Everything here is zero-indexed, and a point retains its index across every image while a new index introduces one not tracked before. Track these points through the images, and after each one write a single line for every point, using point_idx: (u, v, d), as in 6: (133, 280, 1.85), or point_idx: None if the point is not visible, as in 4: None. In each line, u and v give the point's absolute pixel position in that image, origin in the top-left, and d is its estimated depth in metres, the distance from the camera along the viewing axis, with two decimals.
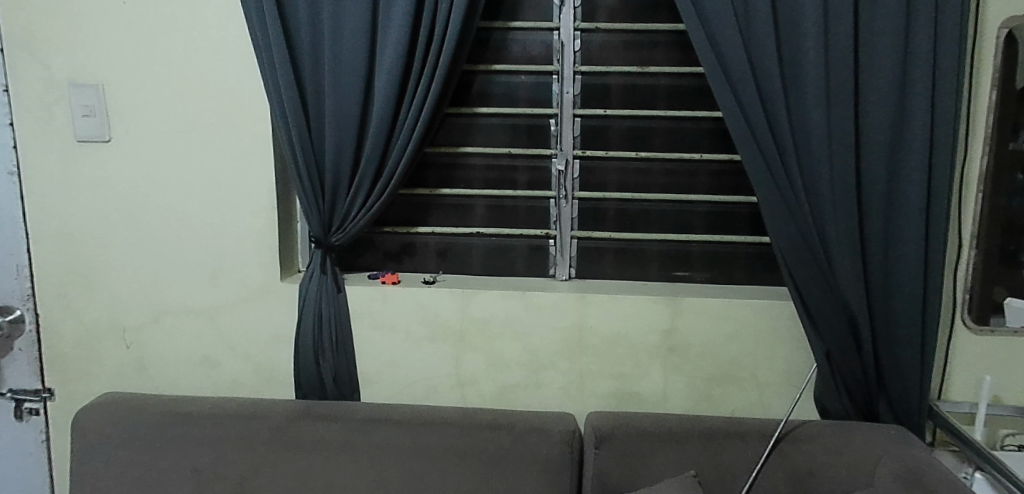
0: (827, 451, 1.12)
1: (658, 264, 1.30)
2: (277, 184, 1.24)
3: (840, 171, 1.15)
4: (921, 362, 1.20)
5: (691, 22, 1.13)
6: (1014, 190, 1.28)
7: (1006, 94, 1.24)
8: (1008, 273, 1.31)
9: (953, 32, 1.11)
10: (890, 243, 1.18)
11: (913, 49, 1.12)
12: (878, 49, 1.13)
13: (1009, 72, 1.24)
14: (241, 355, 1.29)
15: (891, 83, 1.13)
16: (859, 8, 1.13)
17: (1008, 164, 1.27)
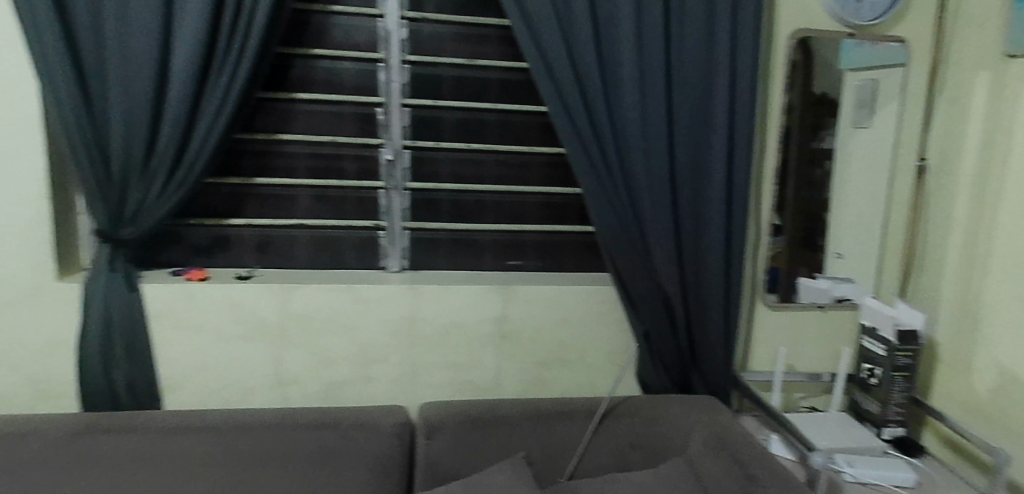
0: (645, 425, 1.26)
1: (492, 253, 1.33)
2: (50, 169, 1.11)
3: (655, 163, 1.23)
4: (726, 336, 1.35)
5: (515, 18, 1.15)
6: (810, 185, 1.57)
7: (799, 100, 1.52)
8: (803, 254, 1.59)
9: (750, 36, 1.22)
10: (701, 229, 1.30)
11: (717, 49, 1.22)
12: (685, 52, 1.22)
13: (804, 79, 1.52)
14: (9, 367, 1.15)
15: (696, 82, 1.23)
16: (669, 13, 1.21)
17: (806, 158, 1.55)
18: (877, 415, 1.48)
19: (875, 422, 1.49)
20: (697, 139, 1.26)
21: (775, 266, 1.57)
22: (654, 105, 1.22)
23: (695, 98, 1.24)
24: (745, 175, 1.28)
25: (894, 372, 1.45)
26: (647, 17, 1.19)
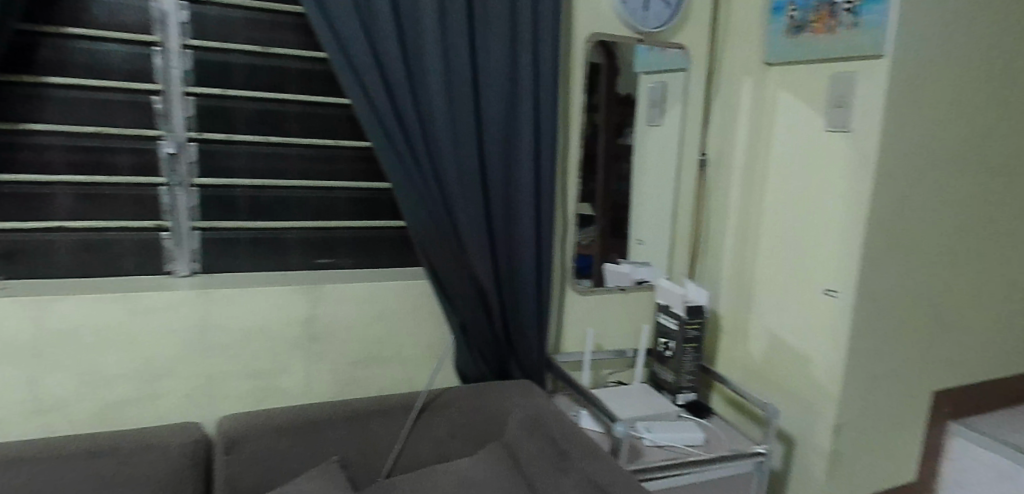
0: (464, 414, 1.34)
1: (299, 251, 1.33)
2: None
3: (465, 160, 1.33)
4: (540, 315, 1.48)
5: (317, 21, 1.15)
6: (617, 179, 1.72)
7: (602, 100, 1.66)
8: (616, 242, 1.75)
9: (551, 41, 1.36)
10: (513, 217, 1.42)
11: (520, 54, 1.35)
12: (490, 60, 1.32)
13: (607, 82, 1.66)
14: None
15: (502, 83, 1.34)
16: (473, 18, 1.30)
17: (614, 155, 1.70)
18: (671, 383, 1.66)
19: (670, 389, 1.66)
20: (506, 141, 1.38)
21: (583, 254, 1.69)
22: (462, 111, 1.31)
23: (503, 99, 1.35)
24: (551, 169, 1.43)
25: (684, 344, 1.63)
26: (452, 22, 1.27)
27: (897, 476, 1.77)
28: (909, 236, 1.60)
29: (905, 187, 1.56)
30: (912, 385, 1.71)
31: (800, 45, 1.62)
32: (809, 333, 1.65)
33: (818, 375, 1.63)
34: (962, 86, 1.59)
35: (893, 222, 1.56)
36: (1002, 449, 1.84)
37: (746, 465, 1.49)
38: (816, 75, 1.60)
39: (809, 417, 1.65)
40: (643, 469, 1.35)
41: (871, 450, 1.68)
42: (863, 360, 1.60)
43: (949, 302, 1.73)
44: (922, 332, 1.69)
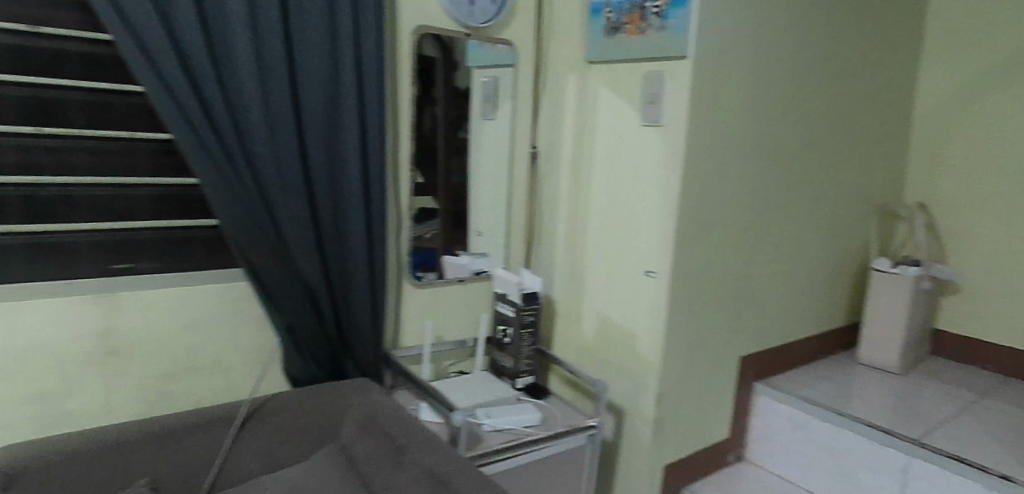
0: (294, 420, 1.31)
1: (91, 258, 1.28)
2: None
3: (285, 158, 1.31)
4: (375, 311, 1.51)
5: (104, 8, 1.07)
6: (457, 172, 1.74)
7: (440, 93, 1.67)
8: (457, 235, 1.77)
9: (373, 40, 1.39)
10: (341, 216, 1.43)
11: (341, 52, 1.36)
12: (309, 56, 1.33)
13: (444, 76, 1.68)
14: None
15: (322, 82, 1.35)
16: (288, 15, 1.29)
17: (453, 149, 1.72)
18: (511, 369, 1.71)
19: (510, 375, 1.71)
20: (331, 137, 1.40)
21: (425, 247, 1.71)
22: (279, 108, 1.29)
23: (324, 98, 1.37)
24: (380, 167, 1.46)
25: (522, 329, 1.68)
26: (264, 17, 1.24)
27: (712, 434, 1.97)
28: (715, 220, 1.78)
29: (710, 176, 1.73)
30: (722, 353, 1.92)
31: (616, 45, 1.73)
32: (631, 313, 1.79)
33: (643, 351, 1.76)
34: (754, 85, 1.80)
35: (701, 208, 1.73)
36: (797, 403, 1.99)
37: (579, 439, 1.59)
38: (630, 72, 1.73)
39: (635, 389, 1.79)
40: (480, 454, 1.39)
41: (689, 414, 1.85)
42: (679, 334, 1.75)
43: (750, 277, 1.95)
44: (729, 305, 1.90)
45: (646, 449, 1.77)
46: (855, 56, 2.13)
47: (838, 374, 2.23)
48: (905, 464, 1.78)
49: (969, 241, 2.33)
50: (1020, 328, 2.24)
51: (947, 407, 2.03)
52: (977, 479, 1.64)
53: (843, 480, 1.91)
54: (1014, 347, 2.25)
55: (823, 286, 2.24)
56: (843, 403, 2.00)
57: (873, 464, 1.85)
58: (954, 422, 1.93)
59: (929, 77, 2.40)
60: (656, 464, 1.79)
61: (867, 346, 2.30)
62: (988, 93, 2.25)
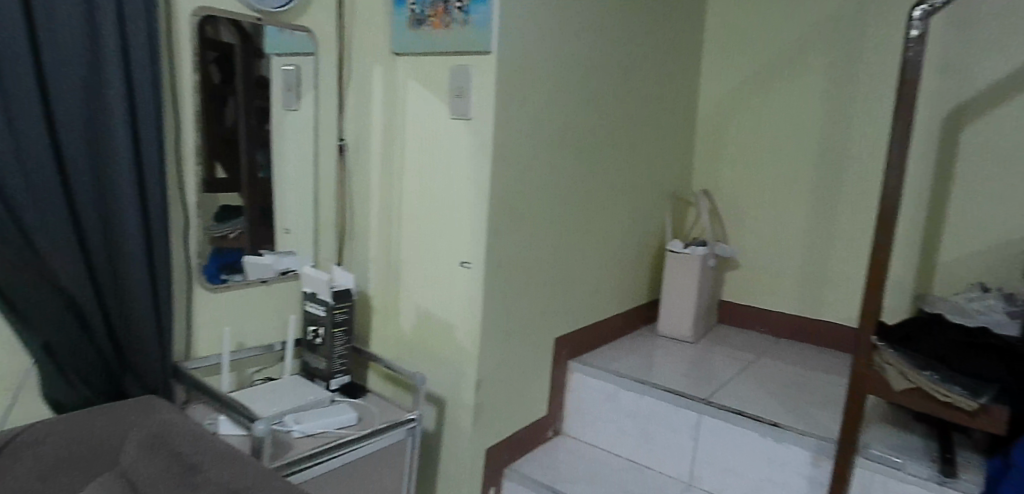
0: (58, 449, 1.17)
1: None
2: None
3: (34, 158, 1.18)
4: (158, 320, 1.42)
5: None
6: (259, 166, 1.65)
7: (239, 82, 1.58)
8: (262, 234, 1.68)
9: (140, 28, 1.30)
10: (111, 219, 1.32)
11: (102, 41, 1.25)
12: (61, 45, 1.20)
13: (244, 64, 1.59)
14: None
15: (79, 73, 1.24)
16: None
17: (254, 142, 1.63)
18: (324, 370, 1.65)
19: (323, 376, 1.65)
20: (94, 129, 1.28)
21: (230, 248, 1.61)
22: (20, 94, 1.15)
23: (83, 90, 1.25)
24: (158, 170, 1.37)
25: (334, 328, 1.63)
26: None
27: (531, 413, 2.06)
28: (524, 210, 1.86)
29: (517, 169, 1.80)
30: (537, 335, 2.01)
31: (419, 37, 1.74)
32: (445, 304, 1.82)
33: (461, 340, 1.80)
34: (555, 81, 1.90)
35: (510, 199, 1.79)
36: (606, 376, 2.16)
37: (400, 433, 1.59)
38: (436, 66, 1.74)
39: (454, 379, 1.82)
40: (288, 462, 1.33)
41: (508, 396, 1.93)
42: (495, 321, 1.81)
43: (560, 261, 2.06)
44: (541, 290, 2.00)
45: (467, 434, 1.81)
46: (646, 57, 2.34)
47: (642, 346, 2.44)
48: (697, 421, 2.01)
49: (744, 221, 2.67)
50: (784, 295, 2.62)
51: (729, 367, 2.32)
52: (753, 428, 1.91)
53: (647, 442, 2.10)
54: (781, 312, 2.63)
55: (626, 267, 2.45)
56: (646, 373, 2.20)
57: (672, 424, 2.06)
58: (735, 380, 2.21)
59: (708, 78, 2.70)
60: (478, 448, 1.84)
61: (666, 319, 2.54)
62: (753, 93, 2.59)
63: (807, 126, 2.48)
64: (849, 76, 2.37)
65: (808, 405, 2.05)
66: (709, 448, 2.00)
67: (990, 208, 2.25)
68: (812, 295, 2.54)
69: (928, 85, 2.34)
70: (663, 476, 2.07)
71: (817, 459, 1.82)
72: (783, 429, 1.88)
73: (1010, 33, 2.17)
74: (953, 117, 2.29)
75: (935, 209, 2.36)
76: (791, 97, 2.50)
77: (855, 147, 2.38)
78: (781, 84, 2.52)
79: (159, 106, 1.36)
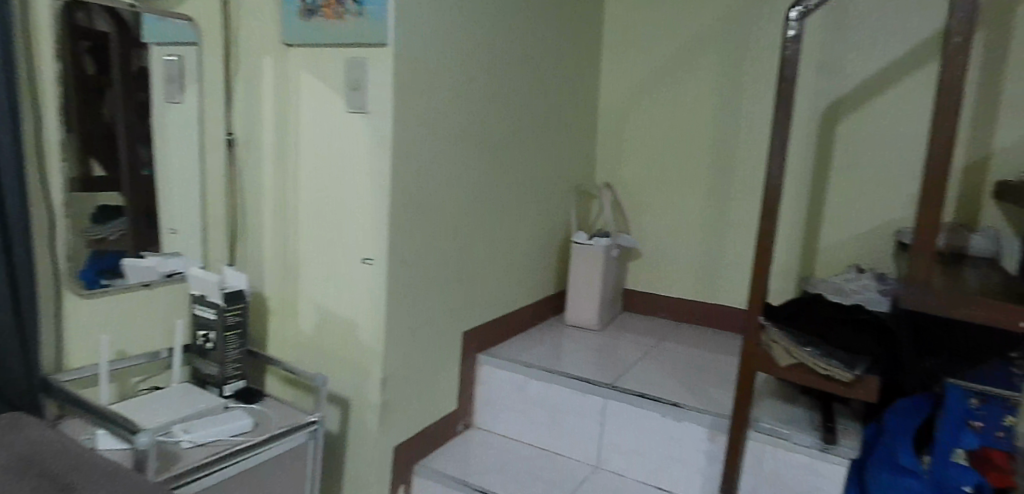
0: None
1: None
2: None
3: None
4: (20, 331, 1.31)
5: None
6: (136, 163, 1.56)
7: (116, 72, 1.50)
8: (141, 235, 1.59)
9: None
10: None
11: None
12: None
13: (120, 53, 1.50)
14: None
15: None
16: None
17: (131, 137, 1.55)
18: (217, 376, 1.59)
19: (216, 383, 1.59)
20: None
21: (109, 250, 1.51)
22: None
23: None
24: (14, 165, 1.26)
25: (226, 332, 1.56)
26: None
27: (439, 409, 2.06)
28: (427, 205, 1.85)
29: (419, 163, 1.79)
30: (444, 330, 2.01)
31: (310, 27, 1.68)
32: (347, 302, 1.78)
33: (363, 338, 1.76)
34: (455, 75, 1.90)
35: (412, 193, 1.77)
36: (514, 367, 2.19)
37: (300, 437, 1.54)
38: (330, 58, 1.70)
39: (358, 378, 1.79)
40: (176, 475, 1.26)
41: (415, 392, 1.91)
42: (400, 317, 1.79)
43: (465, 255, 2.06)
44: (447, 284, 1.99)
45: (373, 433, 1.78)
46: (546, 52, 2.38)
47: (550, 336, 2.49)
48: (603, 406, 2.08)
49: (644, 213, 2.78)
50: (682, 281, 2.75)
51: (634, 353, 2.41)
52: (655, 409, 2.00)
53: (556, 430, 2.15)
54: (680, 298, 2.76)
55: (532, 259, 2.49)
56: (554, 362, 2.25)
57: (579, 410, 2.11)
58: (639, 364, 2.30)
59: (608, 74, 2.79)
60: (385, 447, 1.81)
61: (572, 309, 2.61)
62: (651, 89, 2.69)
63: (701, 120, 2.60)
64: (736, 74, 2.51)
65: (705, 384, 2.16)
66: (615, 431, 2.07)
67: (861, 196, 2.45)
68: (708, 281, 2.68)
69: (807, 83, 2.52)
70: (572, 461, 2.13)
71: (713, 435, 1.92)
72: (683, 408, 1.97)
73: (875, 35, 2.37)
74: (828, 111, 2.48)
75: (814, 197, 2.55)
76: (685, 93, 2.62)
77: (743, 140, 2.53)
78: (675, 80, 2.64)
79: (14, 95, 1.25)
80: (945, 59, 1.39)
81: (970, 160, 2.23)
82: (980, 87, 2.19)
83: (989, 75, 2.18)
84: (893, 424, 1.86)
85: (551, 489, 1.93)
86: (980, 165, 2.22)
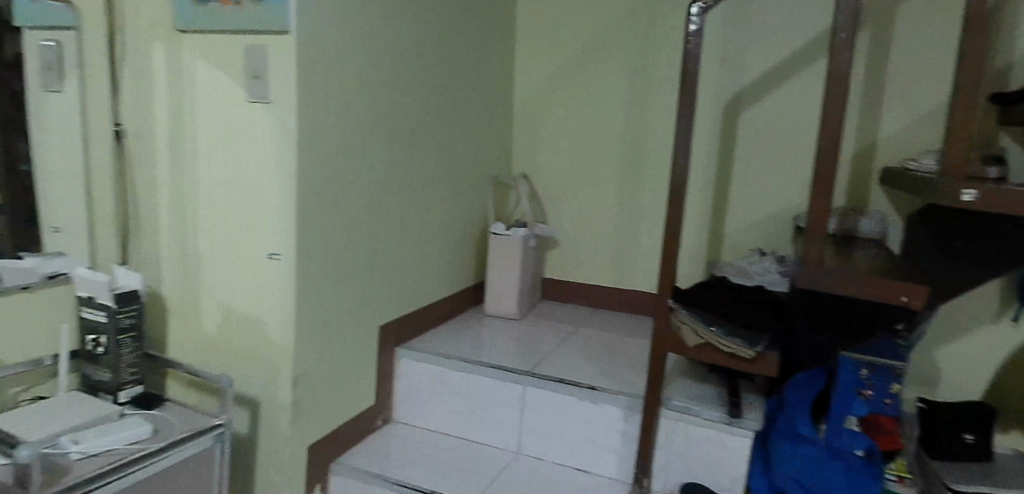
0: None
1: None
2: None
3: None
4: None
5: None
6: (9, 155, 1.45)
7: None
8: (17, 232, 1.48)
9: None
10: None
11: None
12: None
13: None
14: None
15: None
16: None
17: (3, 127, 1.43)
18: (109, 382, 1.50)
19: (109, 390, 1.49)
20: None
21: None
22: None
23: None
24: None
25: (119, 335, 1.47)
26: None
27: (356, 405, 2.03)
28: (338, 197, 1.81)
29: (327, 155, 1.74)
30: (358, 325, 1.97)
31: (207, 14, 1.61)
32: (255, 299, 1.72)
33: (273, 336, 1.71)
34: (363, 65, 1.86)
35: (321, 186, 1.73)
36: (432, 359, 2.18)
37: (205, 441, 1.48)
38: (229, 46, 1.63)
39: (269, 378, 1.74)
40: (66, 486, 1.18)
41: (329, 390, 1.87)
42: (311, 313, 1.74)
43: (379, 249, 2.04)
44: (361, 278, 1.96)
45: (285, 434, 1.73)
46: (457, 43, 2.37)
47: (470, 327, 2.50)
48: (522, 394, 2.10)
49: (560, 203, 2.83)
50: (598, 269, 2.82)
51: (552, 340, 2.45)
52: (573, 393, 2.05)
53: (476, 420, 2.16)
54: (597, 285, 2.84)
55: (449, 251, 2.48)
56: (474, 352, 2.25)
57: (499, 399, 2.13)
58: (557, 351, 2.35)
59: (523, 65, 2.81)
60: (299, 447, 1.77)
61: (492, 299, 2.63)
62: (565, 81, 2.74)
63: (612, 112, 2.67)
64: (645, 67, 2.59)
65: (619, 367, 2.23)
66: (534, 418, 2.10)
67: (762, 183, 2.60)
68: (623, 268, 2.77)
69: (711, 76, 2.63)
70: (493, 449, 2.15)
71: (628, 415, 1.99)
72: (599, 391, 2.03)
73: (771, 31, 2.51)
74: (731, 103, 2.61)
75: (719, 185, 2.68)
76: (597, 85, 2.68)
77: (652, 131, 2.62)
78: (587, 72, 2.69)
79: None
80: (833, 55, 1.50)
81: (858, 149, 2.40)
82: (864, 81, 2.37)
83: (872, 70, 2.35)
84: (793, 399, 1.96)
85: (472, 478, 1.94)
86: (866, 153, 2.39)
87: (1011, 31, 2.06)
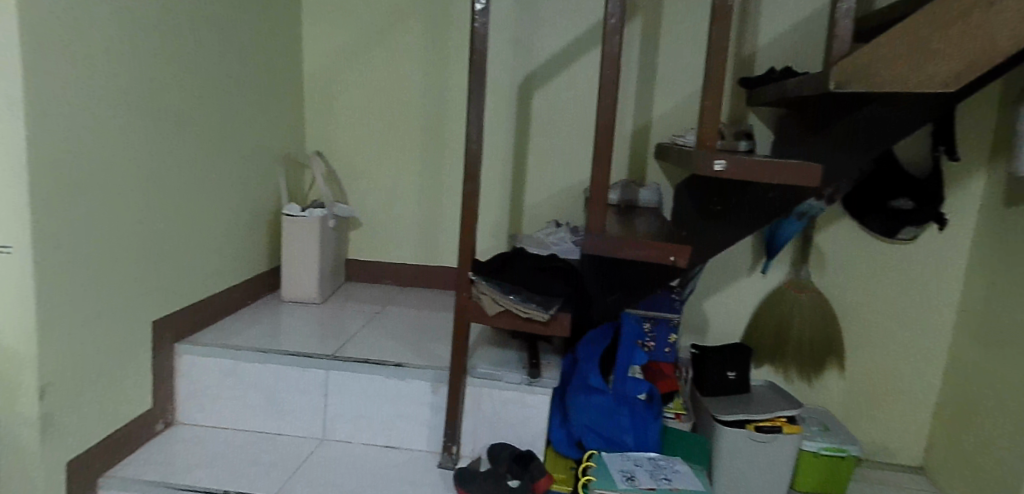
0: None
1: None
2: None
3: None
4: None
5: None
6: None
7: None
8: None
9: None
10: None
11: None
12: None
13: None
14: None
15: None
16: None
17: None
18: None
19: None
20: None
21: None
22: None
23: None
24: None
25: None
26: None
27: (129, 411, 1.83)
28: (88, 179, 1.59)
29: (71, 131, 1.52)
30: (126, 323, 1.77)
31: None
32: None
33: (9, 342, 1.47)
34: (114, 30, 1.65)
35: (64, 167, 1.51)
36: (218, 352, 2.03)
37: None
38: None
39: (7, 389, 1.49)
40: None
41: (93, 397, 1.67)
42: (60, 311, 1.53)
43: (148, 236, 1.84)
44: (125, 270, 1.75)
45: (36, 452, 1.51)
46: (232, 11, 2.20)
47: (265, 315, 2.36)
48: (325, 378, 2.04)
49: (359, 182, 2.77)
50: (402, 248, 2.82)
51: (356, 321, 2.41)
52: (377, 372, 2.03)
53: (275, 411, 2.06)
54: (402, 263, 2.84)
55: (235, 236, 2.32)
56: (269, 341, 2.13)
57: (300, 387, 2.05)
58: (361, 332, 2.31)
59: (312, 39, 2.69)
60: (55, 465, 1.56)
61: (289, 284, 2.51)
62: (359, 57, 2.66)
63: (410, 90, 2.66)
64: (440, 45, 2.61)
65: (424, 342, 2.26)
66: (338, 401, 2.05)
67: (552, 159, 2.77)
68: (428, 245, 2.79)
69: (503, 57, 2.73)
70: (295, 439, 2.07)
71: (436, 387, 2.02)
72: (405, 368, 2.03)
73: (556, 16, 2.66)
74: (524, 84, 2.73)
75: (515, 161, 2.80)
76: (393, 63, 2.65)
77: (450, 110, 2.65)
78: (383, 49, 2.65)
79: None
80: (607, 38, 1.64)
81: (634, 127, 2.66)
82: (637, 65, 2.62)
83: (644, 55, 2.61)
84: (586, 354, 2.14)
85: (271, 471, 1.85)
86: (641, 131, 2.65)
87: (749, 25, 2.41)
